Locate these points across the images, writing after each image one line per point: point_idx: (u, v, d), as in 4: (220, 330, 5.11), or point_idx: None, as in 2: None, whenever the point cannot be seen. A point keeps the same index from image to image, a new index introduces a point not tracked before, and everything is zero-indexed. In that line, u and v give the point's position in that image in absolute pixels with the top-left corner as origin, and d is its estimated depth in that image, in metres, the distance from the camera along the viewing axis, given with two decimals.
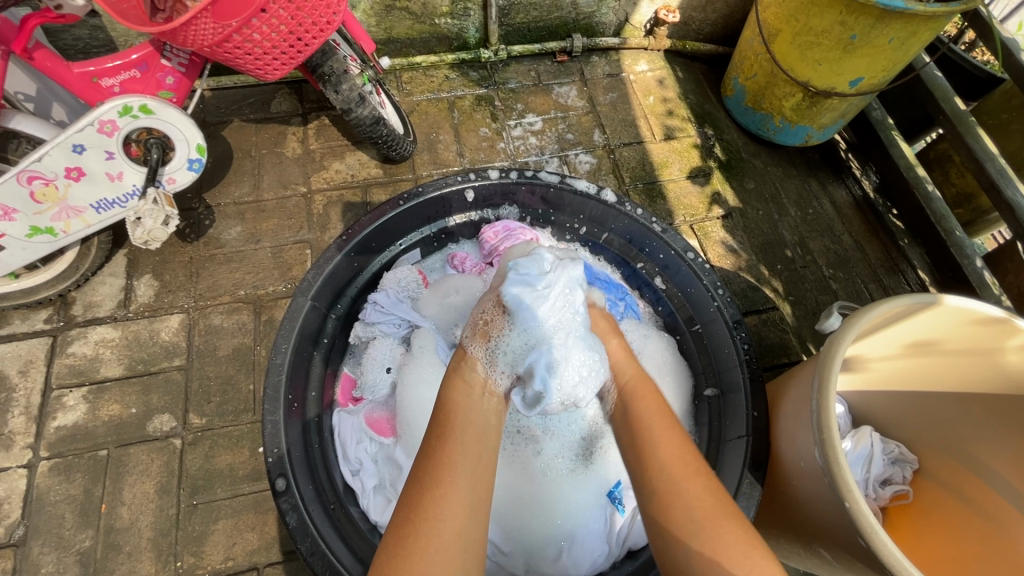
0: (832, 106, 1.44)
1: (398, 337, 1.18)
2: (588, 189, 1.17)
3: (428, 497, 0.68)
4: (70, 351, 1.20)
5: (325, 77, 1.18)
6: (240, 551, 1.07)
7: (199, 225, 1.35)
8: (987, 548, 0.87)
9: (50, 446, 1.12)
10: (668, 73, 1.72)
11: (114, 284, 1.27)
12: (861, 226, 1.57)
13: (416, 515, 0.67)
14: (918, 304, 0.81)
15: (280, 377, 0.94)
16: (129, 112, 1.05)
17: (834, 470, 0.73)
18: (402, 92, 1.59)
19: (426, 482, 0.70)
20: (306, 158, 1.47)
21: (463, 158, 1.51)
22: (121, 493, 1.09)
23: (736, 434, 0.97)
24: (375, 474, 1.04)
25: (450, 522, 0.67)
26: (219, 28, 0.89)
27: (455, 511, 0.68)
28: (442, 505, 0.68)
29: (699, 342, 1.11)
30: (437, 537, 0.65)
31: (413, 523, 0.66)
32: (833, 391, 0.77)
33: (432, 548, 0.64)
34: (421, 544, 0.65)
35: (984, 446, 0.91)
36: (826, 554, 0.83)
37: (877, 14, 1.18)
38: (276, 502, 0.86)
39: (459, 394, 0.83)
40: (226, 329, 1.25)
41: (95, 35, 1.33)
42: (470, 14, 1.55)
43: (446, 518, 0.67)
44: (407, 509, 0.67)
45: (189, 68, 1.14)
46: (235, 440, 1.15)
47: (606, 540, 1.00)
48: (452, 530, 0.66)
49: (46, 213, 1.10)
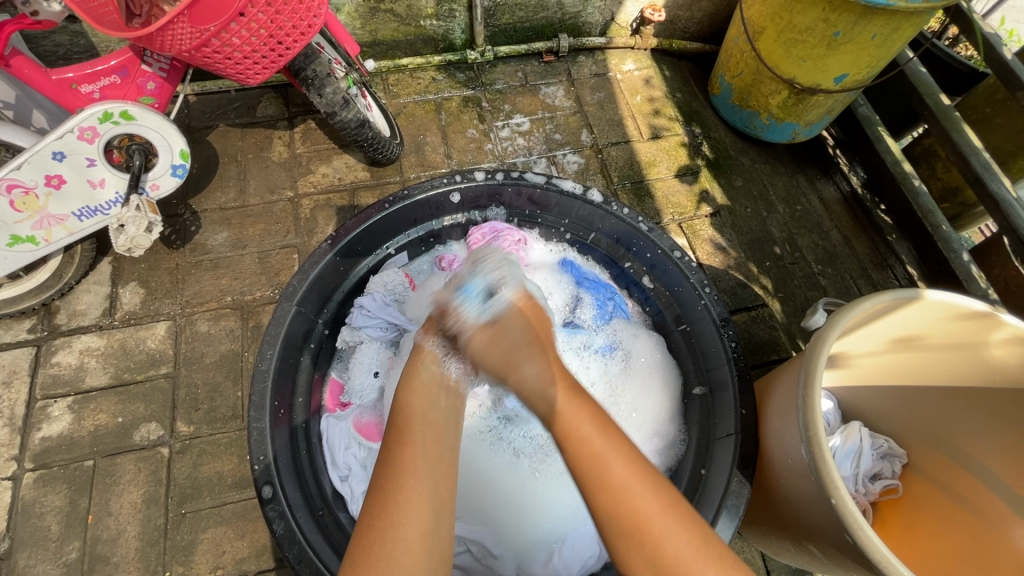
0: (818, 102, 1.44)
1: (385, 341, 1.17)
2: (574, 189, 1.16)
3: (392, 503, 0.66)
4: (55, 361, 1.19)
5: (308, 80, 1.17)
6: (230, 560, 1.06)
7: (184, 231, 1.34)
8: (975, 542, 0.87)
9: (34, 458, 1.10)
10: (654, 71, 1.72)
11: (99, 292, 1.25)
12: (849, 222, 1.57)
13: (381, 522, 0.65)
14: (900, 299, 0.81)
15: (265, 384, 0.93)
16: (110, 119, 1.04)
17: (821, 467, 0.73)
18: (389, 94, 1.58)
19: (389, 486, 0.68)
20: (292, 162, 1.46)
21: (450, 159, 1.51)
22: (108, 504, 1.08)
23: (725, 432, 0.96)
24: (364, 480, 1.02)
25: (416, 526, 0.65)
26: (197, 32, 0.88)
27: (420, 513, 0.66)
28: (406, 510, 0.66)
29: (687, 341, 1.11)
30: (404, 541, 0.64)
31: (378, 528, 0.65)
32: (819, 388, 0.77)
33: (397, 554, 0.63)
34: (387, 551, 0.63)
35: (972, 441, 0.91)
36: (816, 551, 0.83)
37: (859, 11, 1.18)
38: (262, 510, 0.86)
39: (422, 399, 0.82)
40: (214, 336, 1.24)
41: (76, 41, 1.32)
42: (456, 15, 1.55)
43: (411, 523, 0.65)
44: (372, 517, 0.66)
45: (171, 73, 1.13)
46: (223, 448, 1.14)
47: (597, 541, 1.00)
48: (418, 533, 0.65)
49: (26, 221, 1.09)
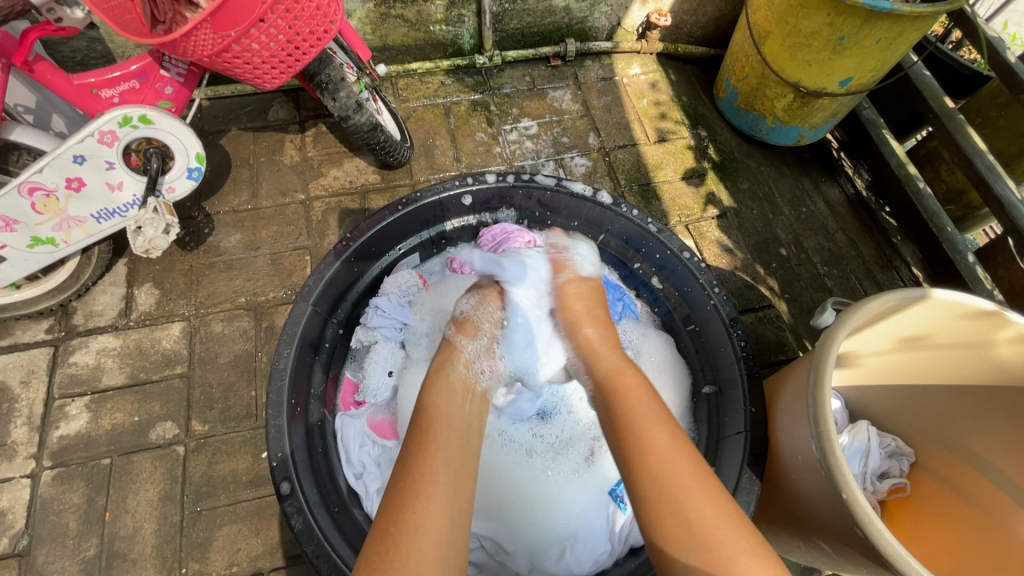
0: (822, 106, 1.46)
1: (399, 341, 1.18)
2: (583, 191, 1.18)
3: (410, 508, 0.67)
4: (72, 361, 1.20)
5: (322, 85, 1.19)
6: (244, 557, 1.08)
7: (198, 232, 1.36)
8: (982, 536, 0.88)
9: (52, 456, 1.12)
10: (660, 76, 1.74)
11: (115, 294, 1.27)
12: (854, 223, 1.58)
13: (397, 527, 0.66)
14: (908, 298, 0.83)
15: (282, 383, 0.95)
16: (129, 123, 1.06)
17: (831, 463, 0.74)
18: (398, 98, 1.60)
19: (403, 486, 0.69)
20: (304, 165, 1.48)
21: (460, 162, 1.53)
22: (125, 501, 1.10)
23: (735, 431, 0.98)
24: (379, 476, 1.05)
25: (432, 533, 0.66)
26: (218, 38, 0.90)
27: (437, 520, 0.67)
28: (425, 516, 0.67)
29: (696, 341, 1.12)
30: (420, 550, 0.64)
31: (393, 534, 0.65)
32: (828, 386, 0.78)
33: (416, 563, 0.63)
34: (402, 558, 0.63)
35: (979, 439, 0.92)
36: (826, 546, 0.84)
37: (865, 15, 1.20)
38: (280, 506, 0.87)
39: (437, 397, 0.83)
40: (227, 336, 1.26)
41: (93, 47, 1.34)
42: (464, 21, 1.57)
43: (428, 531, 0.66)
44: (388, 520, 0.67)
45: (188, 78, 1.15)
46: (238, 447, 1.16)
47: (609, 537, 1.01)
48: (434, 542, 0.65)
49: (46, 223, 1.11)
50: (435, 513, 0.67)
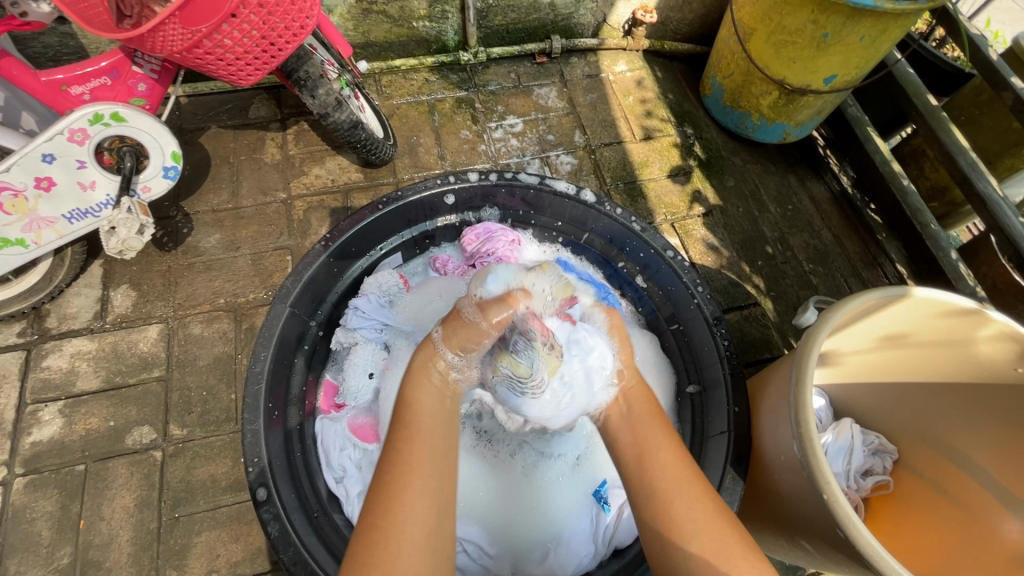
0: (808, 103, 1.45)
1: (379, 342, 1.17)
2: (567, 190, 1.17)
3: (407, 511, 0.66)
4: (45, 365, 1.18)
5: (300, 82, 1.17)
6: (223, 563, 1.06)
7: (176, 233, 1.33)
8: (965, 535, 0.88)
9: (25, 463, 1.09)
10: (647, 73, 1.73)
11: (90, 295, 1.24)
12: (840, 221, 1.59)
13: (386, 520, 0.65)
14: (888, 297, 0.82)
15: (259, 386, 0.93)
16: (100, 120, 1.04)
17: (813, 464, 0.74)
18: (382, 96, 1.58)
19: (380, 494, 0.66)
20: (285, 164, 1.46)
21: (444, 161, 1.51)
22: (100, 508, 1.07)
23: (718, 430, 0.97)
24: (359, 481, 1.03)
25: (416, 527, 0.65)
26: (189, 33, 0.88)
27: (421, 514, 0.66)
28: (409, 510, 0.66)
29: (680, 340, 1.11)
30: (409, 544, 0.63)
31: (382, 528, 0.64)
32: (810, 385, 0.77)
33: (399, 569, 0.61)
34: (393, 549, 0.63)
35: (960, 437, 0.92)
36: (809, 546, 0.83)
37: (848, 12, 1.19)
38: (256, 513, 0.85)
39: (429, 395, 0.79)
40: (207, 338, 1.23)
41: (65, 43, 1.31)
42: (448, 17, 1.55)
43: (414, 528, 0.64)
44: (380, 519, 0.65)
45: (162, 75, 1.13)
46: (217, 451, 1.14)
47: (592, 539, 1.00)
48: (422, 532, 0.65)
49: (16, 223, 1.08)
50: (423, 509, 0.66)
